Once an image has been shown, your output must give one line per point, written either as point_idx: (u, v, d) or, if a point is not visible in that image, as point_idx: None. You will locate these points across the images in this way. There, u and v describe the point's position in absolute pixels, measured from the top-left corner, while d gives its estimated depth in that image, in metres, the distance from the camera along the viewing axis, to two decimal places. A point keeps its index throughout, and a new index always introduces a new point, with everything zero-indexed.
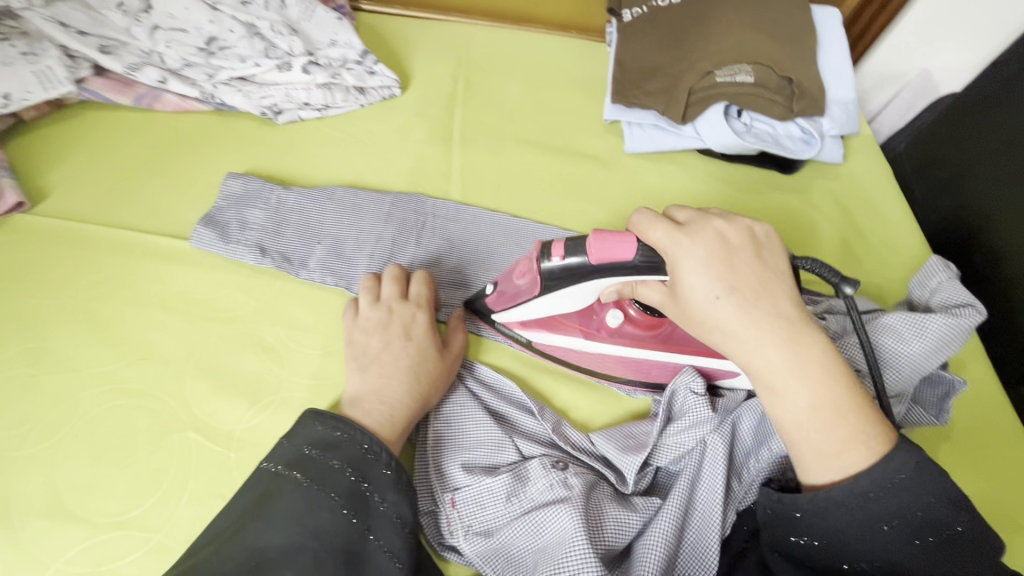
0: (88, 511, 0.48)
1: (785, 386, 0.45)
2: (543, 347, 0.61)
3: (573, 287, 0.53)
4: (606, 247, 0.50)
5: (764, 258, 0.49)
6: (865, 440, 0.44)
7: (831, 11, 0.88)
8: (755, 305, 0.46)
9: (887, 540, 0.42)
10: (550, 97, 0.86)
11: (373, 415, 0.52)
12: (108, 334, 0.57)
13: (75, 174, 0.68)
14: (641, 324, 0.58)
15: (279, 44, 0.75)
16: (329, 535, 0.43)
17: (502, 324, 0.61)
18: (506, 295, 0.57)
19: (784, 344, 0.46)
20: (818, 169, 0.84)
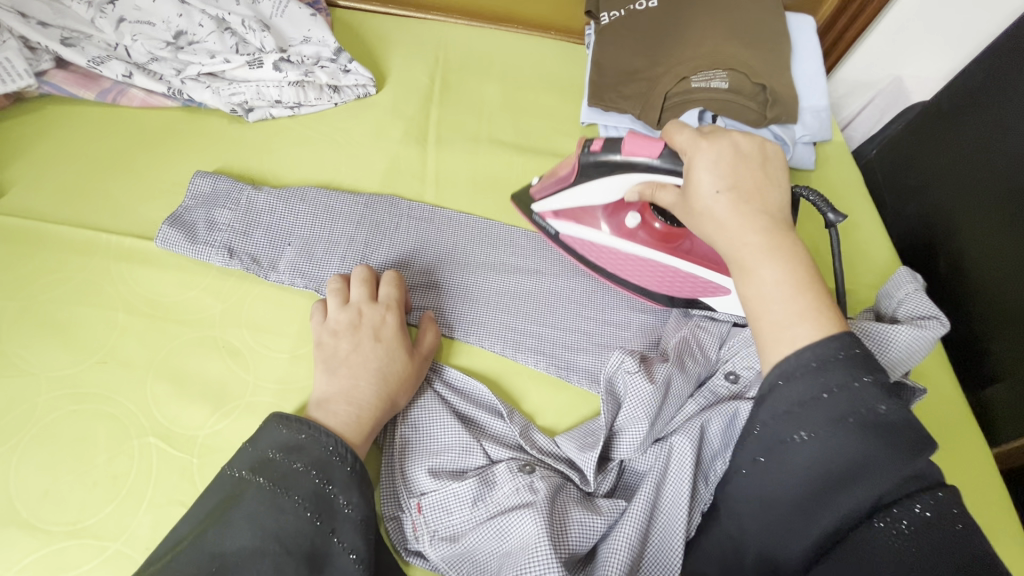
0: (42, 520, 0.47)
1: (754, 260, 0.45)
2: (565, 238, 0.68)
3: (604, 180, 0.60)
4: (635, 145, 0.56)
5: (767, 171, 0.50)
6: (820, 318, 0.41)
7: (806, 20, 0.89)
8: (748, 200, 0.47)
9: (818, 423, 0.38)
10: (528, 97, 0.86)
11: (341, 418, 0.51)
12: (67, 337, 0.56)
13: (35, 169, 0.66)
14: (656, 233, 0.65)
15: (251, 40, 0.74)
16: (292, 538, 0.42)
17: (539, 215, 0.69)
18: (548, 184, 0.66)
19: (762, 225, 0.46)
20: (791, 175, 0.85)
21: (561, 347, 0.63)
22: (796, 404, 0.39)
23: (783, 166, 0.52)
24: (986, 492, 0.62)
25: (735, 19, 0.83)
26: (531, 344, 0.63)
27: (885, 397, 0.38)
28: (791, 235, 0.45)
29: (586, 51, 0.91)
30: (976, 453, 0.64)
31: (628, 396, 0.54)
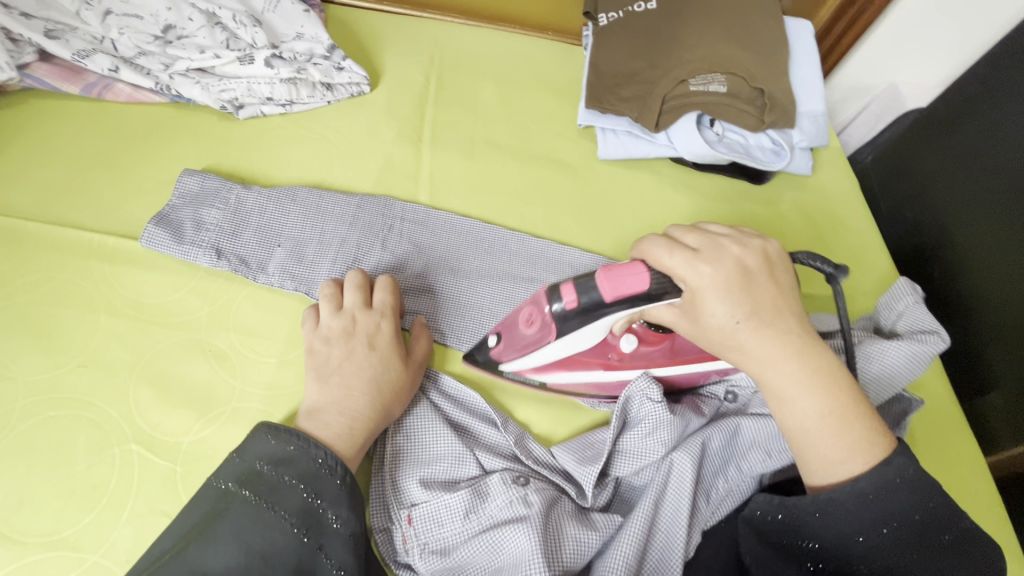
0: (18, 530, 0.46)
1: (796, 393, 0.45)
2: (560, 387, 0.58)
3: (587, 327, 0.50)
4: (618, 283, 0.47)
5: (773, 279, 0.48)
6: (869, 449, 0.44)
7: (804, 24, 0.88)
8: (768, 325, 0.46)
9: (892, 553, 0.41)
10: (525, 99, 0.85)
11: (332, 428, 0.50)
12: (48, 340, 0.54)
13: (17, 165, 0.64)
14: (650, 340, 0.55)
15: (242, 35, 0.73)
16: (277, 555, 0.41)
17: (512, 372, 0.58)
18: (512, 342, 0.54)
19: (796, 350, 0.45)
20: (788, 181, 0.84)
21: None
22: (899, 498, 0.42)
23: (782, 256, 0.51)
24: (979, 501, 0.62)
25: (733, 22, 0.82)
26: None
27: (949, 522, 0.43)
28: (821, 356, 0.45)
29: (583, 52, 0.90)
30: (972, 462, 0.64)
31: (643, 425, 0.53)
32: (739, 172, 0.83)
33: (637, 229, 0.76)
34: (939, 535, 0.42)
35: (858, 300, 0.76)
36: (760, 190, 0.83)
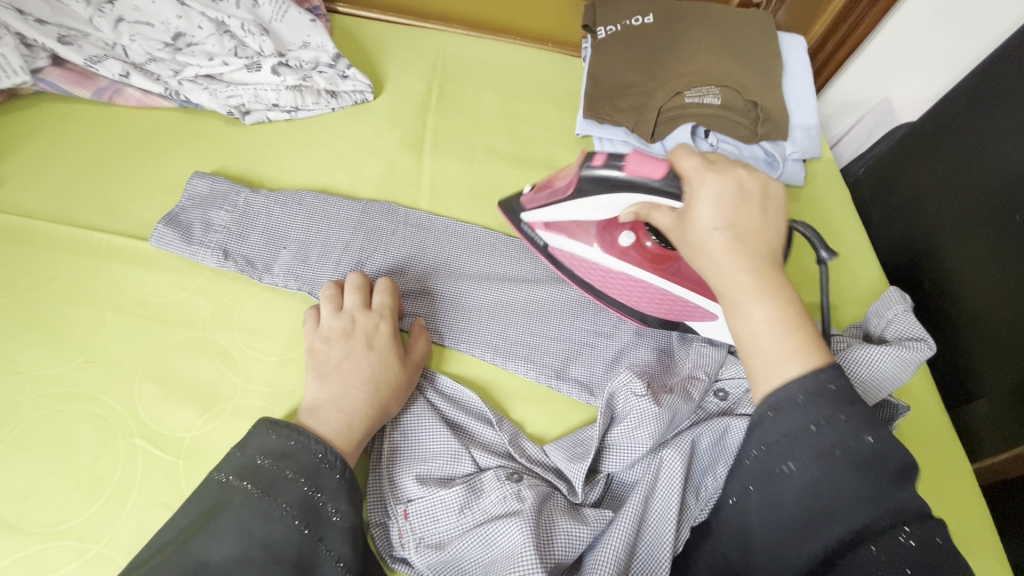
0: (22, 520, 0.47)
1: (746, 299, 0.44)
2: (556, 250, 0.67)
3: (600, 198, 0.59)
4: (639, 162, 0.53)
5: (769, 213, 0.49)
6: (807, 359, 0.42)
7: (796, 39, 0.91)
8: (747, 239, 0.46)
9: (811, 449, 0.40)
10: (524, 108, 0.87)
11: (331, 425, 0.51)
12: (56, 335, 0.55)
13: (28, 166, 0.65)
14: (647, 252, 0.64)
15: (249, 43, 0.75)
16: (278, 546, 0.42)
17: (528, 224, 0.68)
18: (540, 192, 0.65)
19: (759, 262, 0.45)
20: (780, 191, 0.86)
21: (551, 356, 0.63)
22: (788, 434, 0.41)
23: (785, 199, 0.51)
24: (965, 505, 0.63)
25: (727, 38, 0.86)
26: (521, 352, 0.63)
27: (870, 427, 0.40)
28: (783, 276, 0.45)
29: (581, 64, 0.93)
30: (957, 466, 0.65)
31: (628, 419, 0.54)
32: None
33: None
34: (863, 436, 0.39)
35: (846, 307, 0.78)
36: None
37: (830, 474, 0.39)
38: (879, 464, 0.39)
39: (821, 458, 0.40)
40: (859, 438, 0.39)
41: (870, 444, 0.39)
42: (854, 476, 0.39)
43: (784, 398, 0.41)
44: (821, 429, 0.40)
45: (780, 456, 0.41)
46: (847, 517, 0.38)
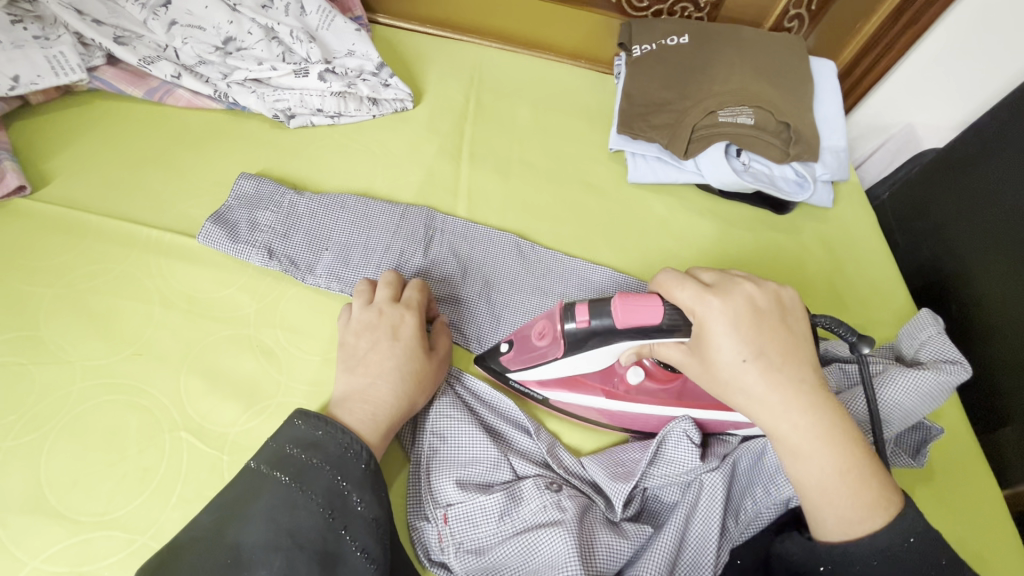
0: (70, 509, 0.47)
1: (806, 449, 0.45)
2: (561, 406, 0.60)
3: (597, 351, 0.53)
4: (630, 313, 0.50)
5: (790, 329, 0.49)
6: (881, 505, 0.44)
7: (826, 64, 0.92)
8: (779, 371, 0.46)
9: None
10: (559, 122, 0.88)
11: (356, 415, 0.52)
12: (105, 328, 0.56)
13: (79, 160, 0.66)
14: (659, 379, 0.57)
15: (297, 50, 0.76)
16: (304, 533, 0.43)
17: (518, 381, 0.60)
18: (523, 354, 0.57)
19: (805, 402, 0.46)
20: (809, 212, 0.87)
21: None
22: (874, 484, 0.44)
23: (798, 305, 0.51)
24: (997, 532, 0.63)
25: (760, 59, 0.87)
26: None
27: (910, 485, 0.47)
28: (831, 412, 0.46)
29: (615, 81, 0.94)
30: (989, 494, 0.65)
31: (676, 462, 0.54)
32: (764, 202, 0.85)
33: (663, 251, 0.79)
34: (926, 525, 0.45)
35: (875, 329, 0.79)
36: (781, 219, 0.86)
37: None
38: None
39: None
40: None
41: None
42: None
43: (859, 559, 0.43)
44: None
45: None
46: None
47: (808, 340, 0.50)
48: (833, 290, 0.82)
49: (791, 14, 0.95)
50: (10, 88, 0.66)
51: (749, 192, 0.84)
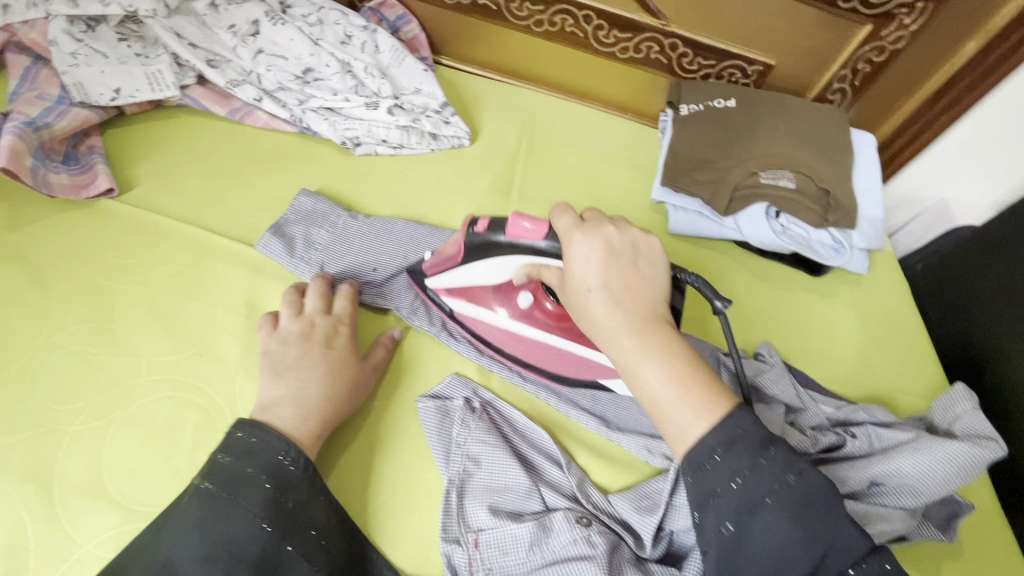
0: (125, 497, 0.49)
1: (638, 363, 0.49)
2: (462, 317, 0.66)
3: (490, 262, 0.59)
4: (519, 228, 0.55)
5: (639, 266, 0.53)
6: (710, 411, 0.46)
7: (867, 138, 0.94)
8: (620, 299, 0.51)
9: (740, 505, 0.44)
10: (604, 171, 0.93)
11: (288, 419, 0.53)
12: (172, 327, 0.59)
13: (161, 168, 0.71)
14: (549, 313, 0.64)
15: (369, 84, 0.82)
16: (240, 544, 0.45)
17: (432, 289, 0.66)
18: (438, 260, 0.63)
19: (639, 324, 0.50)
20: (841, 277, 0.89)
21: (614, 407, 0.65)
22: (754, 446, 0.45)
23: (661, 249, 0.55)
24: None
25: (805, 129, 0.89)
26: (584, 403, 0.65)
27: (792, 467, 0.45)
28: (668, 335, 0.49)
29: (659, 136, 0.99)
30: None
31: None
32: (798, 262, 0.89)
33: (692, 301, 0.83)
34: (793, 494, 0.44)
35: (903, 398, 0.79)
36: (813, 280, 0.89)
37: (767, 525, 0.43)
38: (804, 499, 0.43)
39: (756, 511, 0.43)
40: (783, 481, 0.44)
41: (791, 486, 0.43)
42: (788, 520, 0.43)
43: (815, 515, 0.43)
44: (746, 483, 0.44)
45: (719, 515, 0.44)
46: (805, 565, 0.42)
47: (664, 279, 0.54)
48: (860, 355, 0.83)
49: (834, 87, 0.96)
50: (112, 98, 0.72)
51: (785, 252, 0.87)
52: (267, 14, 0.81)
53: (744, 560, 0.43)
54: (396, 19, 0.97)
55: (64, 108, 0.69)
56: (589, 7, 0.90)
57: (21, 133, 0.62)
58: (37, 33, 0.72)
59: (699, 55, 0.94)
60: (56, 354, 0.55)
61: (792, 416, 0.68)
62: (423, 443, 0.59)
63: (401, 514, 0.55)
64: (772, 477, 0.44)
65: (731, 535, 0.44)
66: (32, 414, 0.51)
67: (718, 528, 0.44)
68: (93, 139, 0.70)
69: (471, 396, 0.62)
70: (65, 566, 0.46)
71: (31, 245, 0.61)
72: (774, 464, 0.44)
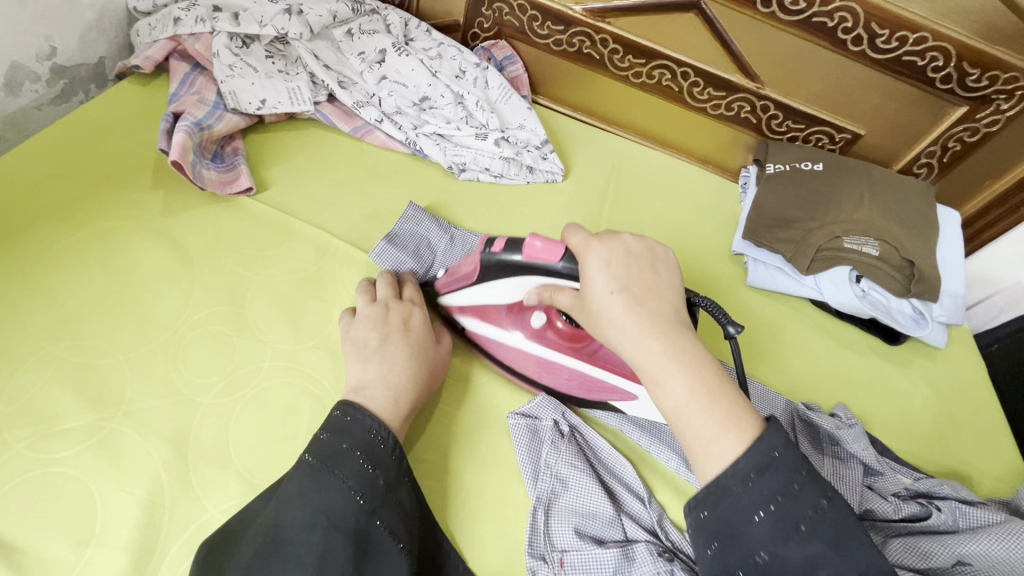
0: (249, 470, 0.53)
1: (663, 371, 0.49)
2: (475, 335, 0.69)
3: (503, 280, 0.62)
4: (535, 250, 0.57)
5: (659, 274, 0.54)
6: (737, 422, 0.47)
7: (951, 214, 0.93)
8: (643, 305, 0.51)
9: (777, 533, 0.45)
10: (685, 219, 0.97)
11: (378, 401, 0.55)
12: (295, 319, 0.64)
13: (291, 174, 0.78)
14: (562, 333, 0.66)
15: (478, 116, 0.88)
16: (338, 515, 0.47)
17: (450, 310, 0.69)
18: (453, 280, 0.66)
19: (660, 332, 0.50)
20: (919, 348, 0.89)
21: None
22: (787, 471, 0.46)
23: (674, 261, 0.56)
24: None
25: (892, 202, 0.90)
26: (668, 439, 0.64)
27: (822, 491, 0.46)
28: (688, 346, 0.50)
29: (740, 191, 1.02)
30: None
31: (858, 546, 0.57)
32: (877, 329, 0.89)
33: (765, 353, 0.85)
34: (818, 502, 0.45)
35: (981, 478, 0.78)
36: (890, 348, 0.89)
37: (800, 550, 0.44)
38: (836, 522, 0.45)
39: (790, 533, 0.45)
40: (815, 506, 0.45)
41: (823, 515, 0.45)
42: (823, 545, 0.44)
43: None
44: (780, 508, 0.45)
45: (756, 544, 0.45)
46: None
47: (677, 288, 0.54)
48: (938, 430, 0.82)
49: (922, 161, 0.96)
50: (257, 107, 0.80)
51: (864, 317, 0.88)
52: (394, 45, 0.88)
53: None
54: (504, 58, 1.03)
55: (220, 114, 0.78)
56: (688, 64, 0.94)
57: (189, 132, 0.71)
58: (201, 45, 0.81)
59: (789, 118, 0.96)
60: (195, 332, 0.61)
61: (869, 479, 0.69)
62: (512, 457, 0.62)
63: (491, 525, 0.58)
64: (805, 503, 0.45)
65: (766, 563, 0.45)
66: (173, 383, 0.57)
67: (751, 552, 0.45)
68: (237, 142, 0.78)
69: (560, 419, 0.64)
70: (194, 527, 0.50)
71: (180, 231, 0.68)
72: (807, 490, 0.46)
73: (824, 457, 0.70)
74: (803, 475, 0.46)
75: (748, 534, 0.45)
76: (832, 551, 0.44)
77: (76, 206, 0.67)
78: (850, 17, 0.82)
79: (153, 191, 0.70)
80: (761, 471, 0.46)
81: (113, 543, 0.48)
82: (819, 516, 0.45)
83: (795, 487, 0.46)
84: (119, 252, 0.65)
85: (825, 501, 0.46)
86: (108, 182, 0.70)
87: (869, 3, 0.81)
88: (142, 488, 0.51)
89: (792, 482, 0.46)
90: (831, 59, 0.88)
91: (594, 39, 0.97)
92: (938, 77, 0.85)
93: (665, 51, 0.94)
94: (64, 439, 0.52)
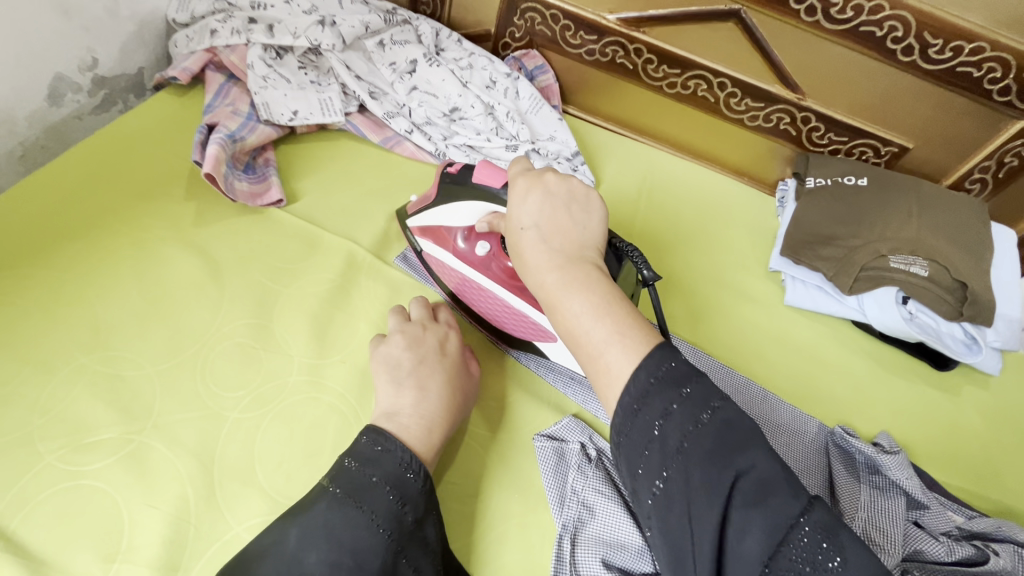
0: (273, 488, 0.53)
1: (557, 296, 0.48)
2: (429, 256, 0.69)
3: (455, 203, 0.63)
4: (485, 173, 0.58)
5: (576, 210, 0.53)
6: (623, 340, 0.45)
7: (1008, 233, 0.87)
8: (551, 236, 0.51)
9: (659, 457, 0.41)
10: (719, 233, 0.94)
11: (412, 430, 0.53)
12: (321, 333, 0.63)
13: (321, 185, 0.78)
14: (507, 270, 0.65)
15: (508, 127, 0.87)
16: (364, 553, 0.44)
17: (411, 228, 0.70)
18: (420, 200, 0.68)
19: (562, 260, 0.49)
20: (969, 375, 0.84)
21: None
22: (663, 387, 0.43)
23: (603, 202, 0.55)
24: None
25: (943, 220, 0.85)
26: None
27: (706, 404, 0.42)
28: (588, 271, 0.49)
29: (777, 206, 0.98)
30: None
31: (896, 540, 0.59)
32: (924, 354, 0.84)
33: (802, 375, 0.81)
34: (699, 416, 0.42)
35: None
36: (938, 374, 0.84)
37: (683, 473, 0.40)
38: (721, 439, 0.41)
39: (678, 459, 0.41)
40: (697, 421, 0.41)
41: (703, 430, 0.41)
42: (704, 463, 0.40)
43: None
44: (665, 428, 0.42)
45: (646, 474, 0.42)
46: (734, 510, 0.39)
47: (600, 225, 0.53)
48: (991, 464, 0.77)
49: (974, 176, 0.90)
50: (289, 119, 0.80)
51: (911, 341, 0.83)
52: (425, 55, 0.87)
53: (674, 518, 0.40)
54: (534, 67, 1.02)
55: (254, 125, 0.78)
56: (725, 74, 0.91)
57: (223, 144, 0.71)
58: (237, 56, 0.81)
59: (832, 130, 0.92)
60: (223, 345, 0.60)
61: (915, 513, 0.64)
62: (538, 481, 0.60)
63: (516, 552, 0.56)
64: (686, 419, 0.42)
65: (661, 494, 0.41)
66: (201, 397, 0.57)
67: (650, 489, 0.42)
68: (269, 154, 0.79)
69: (587, 441, 0.62)
70: (219, 545, 0.49)
71: (212, 242, 0.68)
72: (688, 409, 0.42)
73: (861, 487, 0.65)
74: (689, 392, 0.43)
75: (636, 468, 0.43)
76: (710, 470, 0.40)
77: (113, 217, 0.68)
78: (901, 26, 0.79)
79: (187, 202, 0.71)
80: (634, 386, 0.43)
81: (139, 559, 0.48)
82: (700, 432, 0.41)
83: (675, 403, 0.42)
84: (153, 263, 0.65)
85: (714, 416, 0.42)
86: (143, 192, 0.71)
87: (921, 11, 0.78)
88: (168, 505, 0.50)
89: (671, 398, 0.42)
90: (878, 70, 0.84)
91: (627, 48, 0.95)
92: (995, 90, 0.81)
93: (702, 60, 0.92)
94: (95, 451, 0.52)
